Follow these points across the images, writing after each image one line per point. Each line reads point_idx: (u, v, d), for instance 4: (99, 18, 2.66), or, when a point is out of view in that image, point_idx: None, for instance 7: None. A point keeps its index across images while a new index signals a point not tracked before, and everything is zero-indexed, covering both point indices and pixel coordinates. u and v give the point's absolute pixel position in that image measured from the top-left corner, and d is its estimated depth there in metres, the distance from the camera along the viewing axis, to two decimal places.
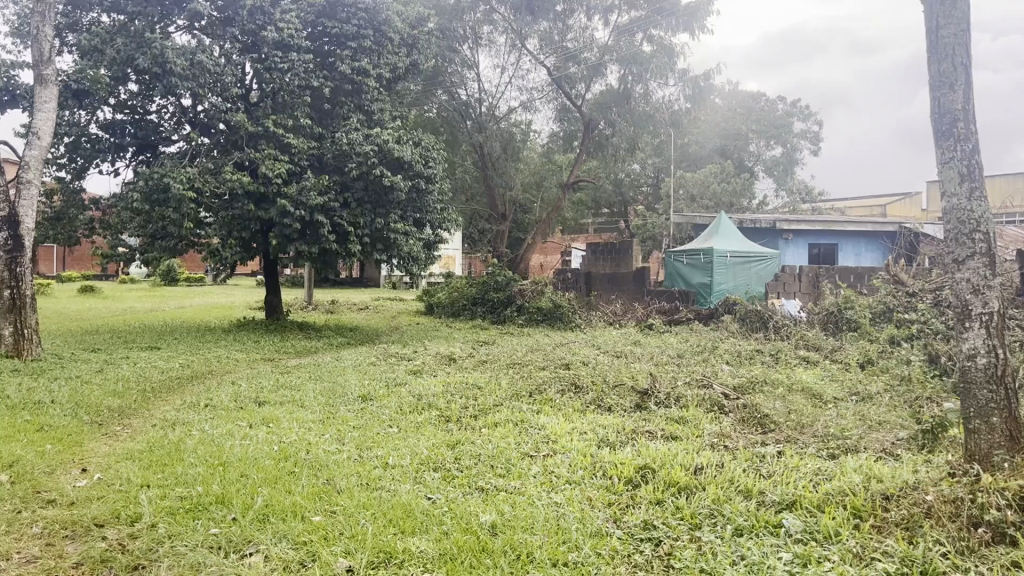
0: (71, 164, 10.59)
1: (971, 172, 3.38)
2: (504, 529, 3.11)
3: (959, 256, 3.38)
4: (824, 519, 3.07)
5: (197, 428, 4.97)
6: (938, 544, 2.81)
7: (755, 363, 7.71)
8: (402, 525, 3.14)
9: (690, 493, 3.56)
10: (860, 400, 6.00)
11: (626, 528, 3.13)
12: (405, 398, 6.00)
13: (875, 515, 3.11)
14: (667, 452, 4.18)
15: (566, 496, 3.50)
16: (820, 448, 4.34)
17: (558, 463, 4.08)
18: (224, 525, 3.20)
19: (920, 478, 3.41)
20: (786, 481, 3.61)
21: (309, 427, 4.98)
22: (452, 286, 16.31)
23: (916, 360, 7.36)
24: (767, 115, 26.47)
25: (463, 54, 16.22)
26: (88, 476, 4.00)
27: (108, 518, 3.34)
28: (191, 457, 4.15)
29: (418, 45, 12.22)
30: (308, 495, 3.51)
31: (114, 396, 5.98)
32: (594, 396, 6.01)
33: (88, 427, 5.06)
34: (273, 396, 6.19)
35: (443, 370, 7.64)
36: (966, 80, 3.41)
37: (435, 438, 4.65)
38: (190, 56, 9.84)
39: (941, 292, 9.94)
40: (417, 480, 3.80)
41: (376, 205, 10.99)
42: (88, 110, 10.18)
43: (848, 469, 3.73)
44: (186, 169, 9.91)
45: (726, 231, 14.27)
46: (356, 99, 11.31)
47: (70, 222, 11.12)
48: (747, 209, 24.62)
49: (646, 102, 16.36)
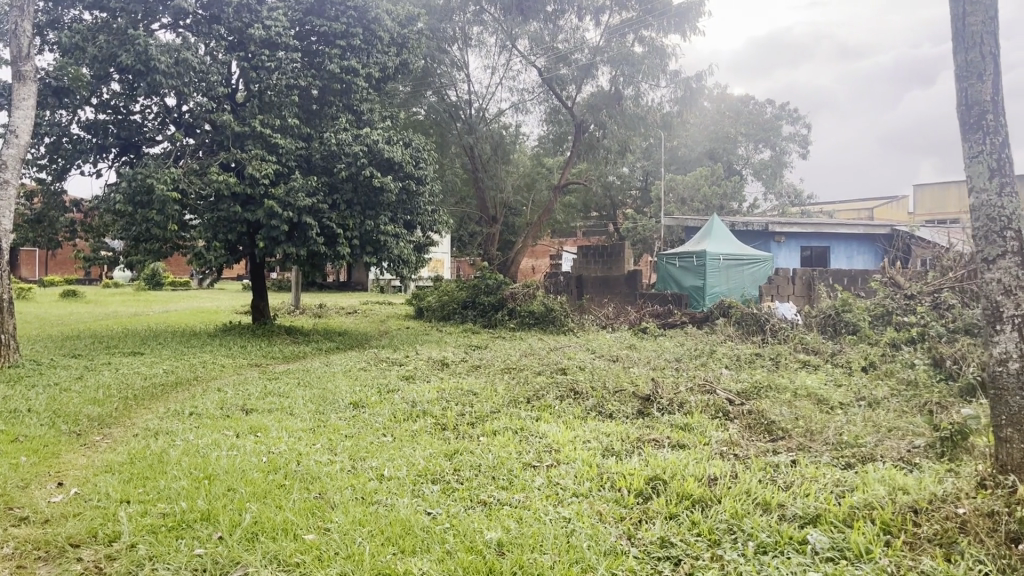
0: (51, 164, 10.31)
1: (1001, 167, 3.20)
2: (512, 548, 2.90)
3: (989, 255, 3.20)
4: (854, 535, 2.87)
5: (181, 438, 4.75)
6: (980, 563, 2.61)
7: (756, 367, 7.53)
8: (402, 544, 2.94)
9: (706, 506, 3.36)
10: (868, 406, 5.81)
11: (643, 546, 2.93)
12: (399, 405, 5.78)
13: (906, 530, 2.93)
14: (677, 461, 3.98)
15: (574, 510, 3.30)
16: (834, 457, 4.16)
17: (563, 473, 3.89)
18: (210, 545, 2.97)
19: (948, 489, 3.22)
20: (806, 493, 3.42)
21: (299, 437, 4.77)
22: (442, 289, 16.07)
23: (920, 363, 7.19)
24: (756, 118, 26.39)
25: (453, 55, 16.00)
26: (63, 492, 3.76)
27: (85, 537, 3.11)
28: (175, 470, 3.92)
29: (409, 44, 12.02)
30: (299, 511, 3.29)
31: (94, 404, 5.74)
32: (595, 403, 5.80)
33: (67, 437, 4.82)
34: (261, 403, 5.99)
35: (436, 376, 7.41)
36: (995, 70, 3.24)
37: (432, 447, 4.45)
38: (175, 54, 9.60)
39: (940, 295, 9.81)
40: (415, 494, 3.59)
41: (366, 207, 10.73)
42: (69, 109, 9.94)
43: (870, 479, 3.55)
44: (170, 169, 9.71)
45: (719, 233, 14.11)
46: (344, 99, 11.11)
47: (51, 223, 10.86)
48: (738, 212, 24.50)
49: (637, 104, 16.22)
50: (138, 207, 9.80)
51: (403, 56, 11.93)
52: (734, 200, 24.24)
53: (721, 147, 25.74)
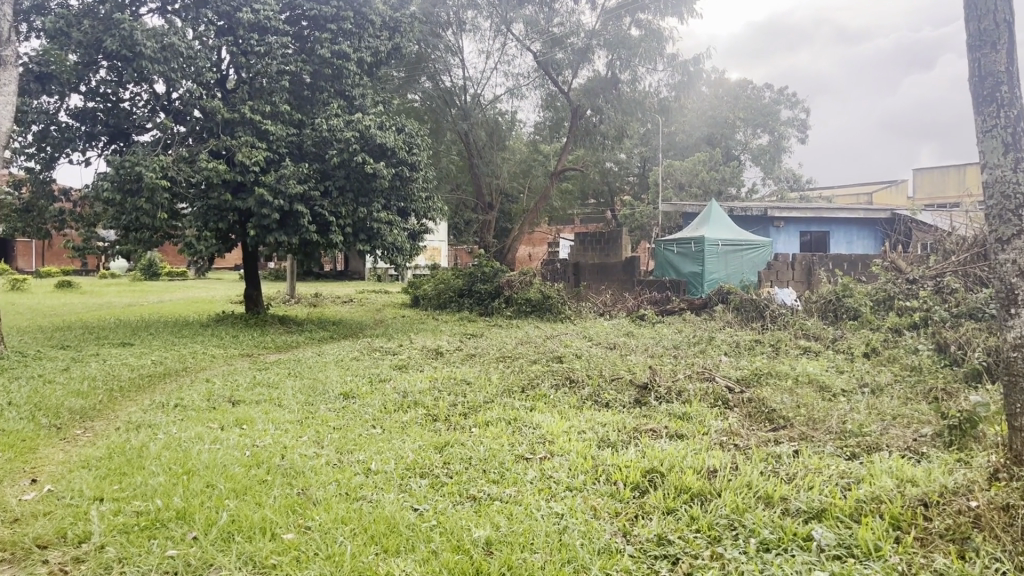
0: (39, 153, 10.13)
1: (1017, 142, 3.05)
2: (501, 547, 2.75)
3: (1003, 235, 3.05)
4: (862, 532, 2.73)
5: (163, 431, 4.60)
6: (996, 561, 2.48)
7: (757, 354, 7.38)
8: (386, 543, 2.79)
9: (705, 500, 3.22)
10: (872, 393, 5.66)
11: (638, 543, 2.78)
12: (390, 395, 5.64)
13: (916, 525, 2.79)
14: (675, 453, 3.83)
15: (568, 505, 3.15)
16: (837, 447, 4.01)
17: (557, 466, 3.74)
18: (183, 546, 2.82)
19: (959, 482, 3.09)
20: (810, 485, 3.27)
21: (286, 429, 4.61)
22: (438, 277, 15.91)
23: (924, 349, 7.05)
24: (754, 103, 26.15)
25: (448, 40, 15.76)
26: (36, 489, 3.60)
27: (53, 539, 2.95)
28: (153, 465, 3.77)
29: (402, 28, 11.77)
30: (279, 509, 3.14)
31: (78, 397, 5.59)
32: (591, 392, 5.66)
33: (45, 431, 4.66)
34: (248, 394, 5.83)
35: (429, 365, 7.27)
36: (1010, 37, 3.09)
37: (422, 439, 4.30)
38: (162, 38, 9.39)
39: (942, 279, 9.67)
40: (402, 489, 3.44)
41: (359, 194, 10.51)
42: (56, 97, 9.76)
43: (878, 470, 3.40)
44: (159, 157, 9.53)
45: (717, 218, 13.94)
46: (335, 85, 10.84)
47: (40, 213, 10.70)
48: (737, 197, 24.30)
49: (633, 88, 16.04)
50: (127, 196, 9.61)
51: (395, 40, 11.68)
52: (733, 185, 24.03)
53: (718, 133, 25.67)
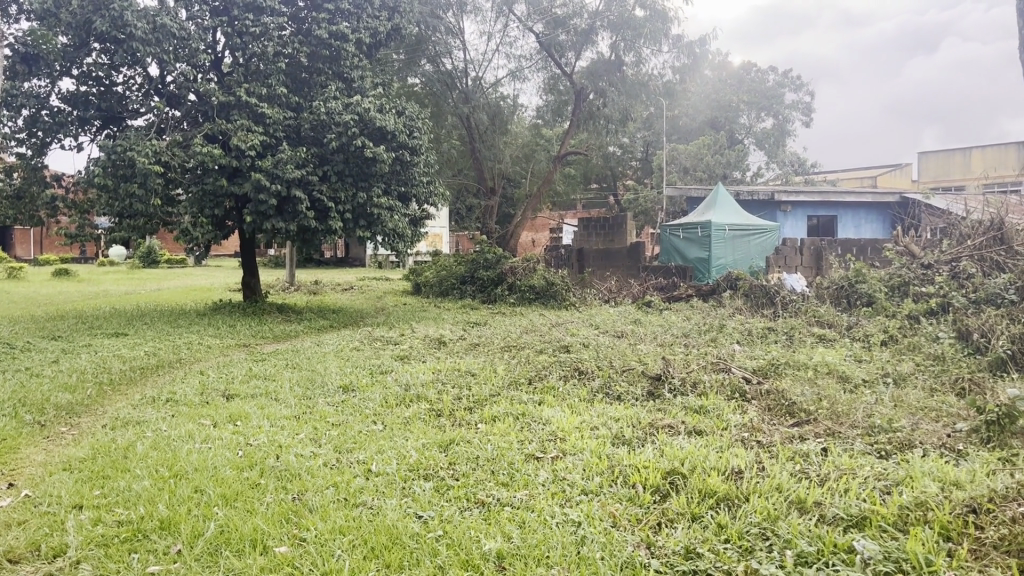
0: (30, 139, 9.82)
1: None
2: (514, 562, 2.52)
3: None
4: (909, 543, 2.48)
5: (151, 429, 4.35)
6: None
7: (771, 343, 7.13)
8: (387, 557, 2.56)
9: (732, 505, 2.97)
10: (895, 382, 5.43)
11: (664, 557, 2.54)
12: (390, 389, 5.39)
13: (968, 535, 2.55)
14: (696, 452, 3.58)
15: (584, 512, 2.91)
16: (868, 444, 3.76)
17: (569, 467, 3.49)
18: (165, 561, 2.59)
19: (1009, 485, 2.84)
20: (845, 488, 3.03)
21: (281, 426, 4.37)
22: (440, 264, 15.61)
23: (946, 337, 6.80)
24: (758, 86, 25.83)
25: (449, 22, 15.36)
26: (14, 493, 3.37)
27: (25, 552, 2.71)
28: (139, 467, 3.53)
29: (401, 9, 11.42)
30: (272, 518, 2.90)
31: (65, 391, 5.34)
32: (601, 384, 5.41)
33: (28, 429, 4.43)
34: (244, 387, 5.59)
35: (432, 355, 7.01)
36: None
37: (426, 437, 4.06)
38: (153, 19, 9.11)
39: (958, 264, 9.44)
40: (404, 493, 3.19)
41: (358, 178, 10.23)
42: (47, 80, 9.47)
43: (918, 471, 3.16)
44: (152, 141, 9.24)
45: (723, 203, 13.64)
46: (334, 67, 10.49)
47: (32, 199, 10.43)
48: (741, 181, 24.01)
49: (638, 70, 15.87)
50: (121, 181, 9.32)
51: (395, 21, 11.32)
52: (737, 169, 23.71)
53: (721, 116, 25.44)
